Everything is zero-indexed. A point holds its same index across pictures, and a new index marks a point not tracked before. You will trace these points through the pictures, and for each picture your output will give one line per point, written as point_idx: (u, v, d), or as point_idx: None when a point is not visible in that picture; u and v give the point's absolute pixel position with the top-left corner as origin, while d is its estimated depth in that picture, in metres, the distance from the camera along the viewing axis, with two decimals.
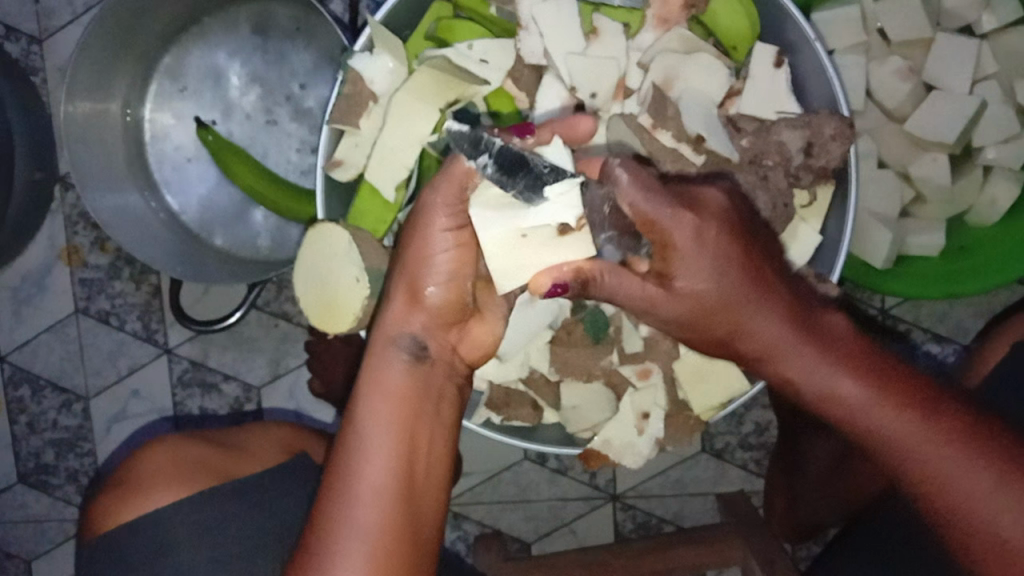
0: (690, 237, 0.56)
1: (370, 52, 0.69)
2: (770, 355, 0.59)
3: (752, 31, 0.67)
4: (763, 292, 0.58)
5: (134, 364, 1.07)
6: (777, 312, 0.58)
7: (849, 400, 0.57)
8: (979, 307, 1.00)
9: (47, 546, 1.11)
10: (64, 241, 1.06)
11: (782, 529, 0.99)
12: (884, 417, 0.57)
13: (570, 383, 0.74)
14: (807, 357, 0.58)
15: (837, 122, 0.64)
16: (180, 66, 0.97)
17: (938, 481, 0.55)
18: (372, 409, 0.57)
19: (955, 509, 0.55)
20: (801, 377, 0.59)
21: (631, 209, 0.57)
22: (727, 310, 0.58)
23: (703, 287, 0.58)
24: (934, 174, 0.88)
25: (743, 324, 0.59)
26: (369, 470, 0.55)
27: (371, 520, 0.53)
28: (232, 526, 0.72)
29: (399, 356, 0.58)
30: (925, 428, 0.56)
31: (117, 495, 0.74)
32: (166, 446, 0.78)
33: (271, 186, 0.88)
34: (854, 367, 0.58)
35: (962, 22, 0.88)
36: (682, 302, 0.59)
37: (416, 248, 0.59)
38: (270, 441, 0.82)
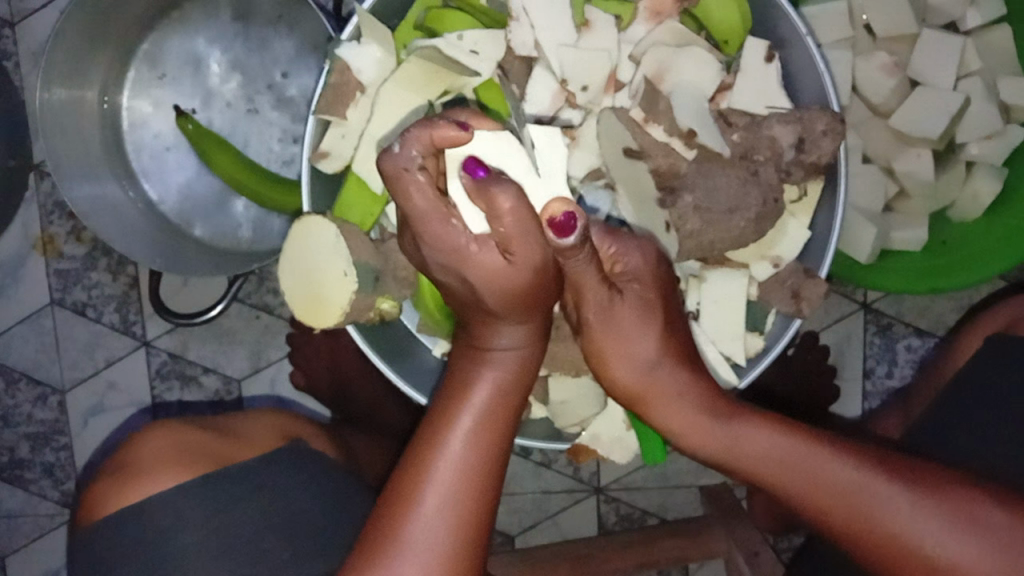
0: (637, 265, 0.62)
1: (357, 41, 0.67)
2: (668, 405, 0.61)
3: (742, 28, 0.67)
4: (676, 343, 0.62)
5: (111, 356, 1.05)
6: (685, 368, 0.61)
7: (750, 444, 0.58)
8: (960, 302, 1.00)
9: (22, 541, 1.09)
10: (39, 230, 1.03)
11: (763, 518, 1.00)
12: (784, 449, 0.57)
13: (557, 377, 0.73)
14: (722, 421, 0.59)
15: (828, 117, 0.64)
16: (159, 52, 0.95)
17: (852, 508, 0.55)
18: (482, 386, 0.56)
19: (874, 535, 0.54)
20: (722, 442, 0.59)
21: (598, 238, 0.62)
22: (633, 340, 0.60)
23: (623, 313, 0.60)
24: (918, 170, 0.88)
25: (661, 374, 0.61)
26: (451, 444, 0.54)
27: (459, 495, 0.53)
28: (234, 508, 0.70)
29: (507, 336, 0.56)
30: (823, 456, 0.56)
31: (115, 488, 0.71)
32: (164, 431, 0.77)
33: (253, 176, 0.87)
34: (758, 420, 0.60)
35: (947, 18, 0.88)
36: (614, 321, 0.60)
37: (495, 284, 0.53)
38: (264, 427, 0.83)
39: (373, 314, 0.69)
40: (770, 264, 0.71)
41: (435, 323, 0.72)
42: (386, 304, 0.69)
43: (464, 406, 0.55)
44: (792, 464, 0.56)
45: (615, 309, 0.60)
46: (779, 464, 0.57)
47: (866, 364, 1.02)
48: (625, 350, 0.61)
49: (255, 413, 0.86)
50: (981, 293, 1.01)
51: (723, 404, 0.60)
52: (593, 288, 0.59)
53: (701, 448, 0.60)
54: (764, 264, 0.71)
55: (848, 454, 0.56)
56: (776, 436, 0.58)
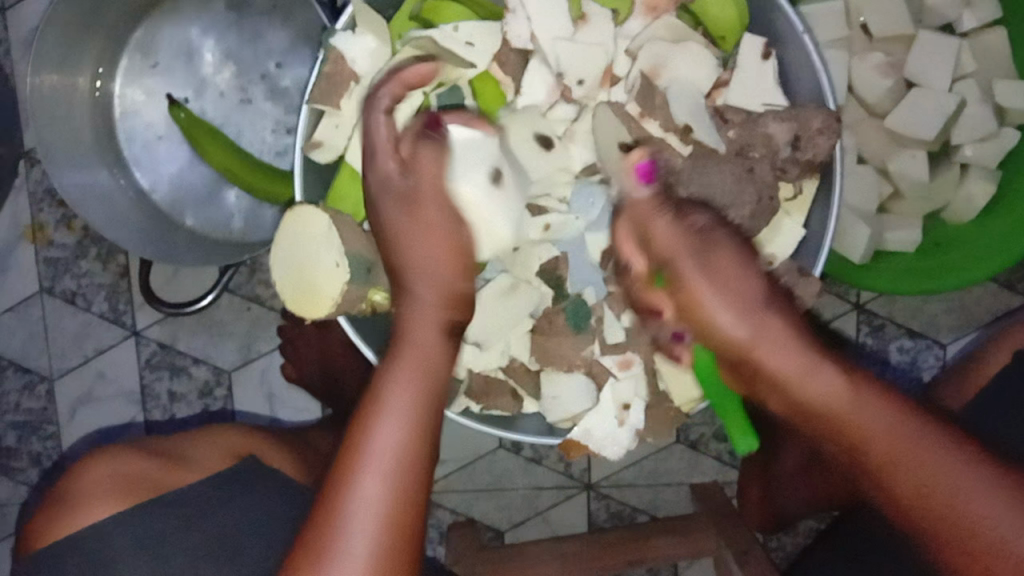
0: (706, 220, 0.60)
1: (353, 31, 0.67)
2: (767, 354, 0.56)
3: (740, 22, 0.67)
4: (766, 288, 0.58)
5: (100, 345, 1.05)
6: (793, 319, 0.57)
7: (860, 408, 0.56)
8: (952, 304, 1.01)
9: (7, 530, 1.08)
10: (28, 219, 1.02)
11: (756, 517, 0.99)
12: (881, 419, 0.56)
13: (550, 373, 0.74)
14: (812, 365, 0.56)
15: (824, 115, 0.64)
16: (152, 41, 0.94)
17: (940, 487, 0.55)
18: (407, 379, 0.56)
19: (950, 513, 0.55)
20: (802, 385, 0.56)
21: (654, 201, 0.61)
22: (741, 288, 0.56)
23: (721, 266, 0.57)
24: (912, 171, 0.88)
25: (757, 322, 0.56)
26: (382, 436, 0.54)
27: (389, 481, 0.53)
28: (175, 537, 0.69)
29: (432, 326, 0.57)
30: (913, 433, 0.56)
31: (47, 517, 0.70)
32: (104, 455, 0.75)
33: (248, 169, 0.86)
34: (860, 381, 0.57)
35: (943, 20, 0.88)
36: (719, 266, 0.57)
37: (411, 250, 0.57)
38: (213, 445, 0.80)
39: (364, 305, 0.67)
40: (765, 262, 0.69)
41: None
42: (378, 297, 0.68)
43: (394, 398, 0.55)
44: (895, 438, 0.55)
45: (710, 260, 0.57)
46: (882, 433, 0.55)
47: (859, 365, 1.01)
48: (721, 297, 0.56)
49: (211, 430, 0.83)
50: (973, 295, 1.01)
51: (811, 350, 0.57)
52: (680, 243, 0.58)
53: (796, 401, 0.57)
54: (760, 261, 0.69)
55: (908, 412, 0.56)
56: (849, 385, 0.56)
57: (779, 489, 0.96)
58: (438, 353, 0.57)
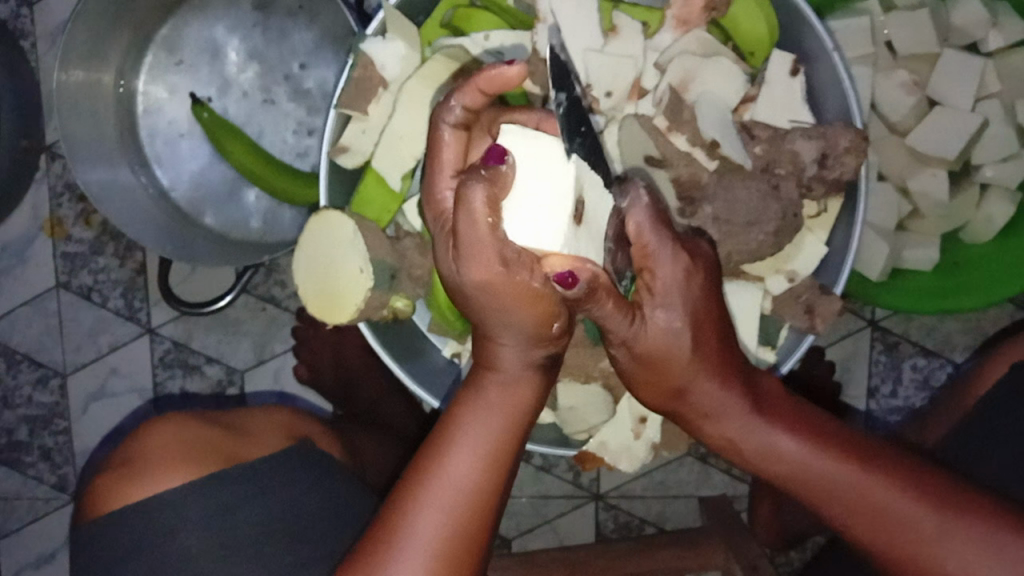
0: (672, 284, 0.56)
1: (382, 36, 0.67)
2: (708, 411, 0.59)
3: (770, 38, 0.67)
4: (720, 357, 0.58)
5: (115, 342, 1.05)
6: (722, 373, 0.58)
7: (792, 455, 0.57)
8: (968, 324, 1.00)
9: (16, 524, 1.08)
10: (47, 213, 1.03)
11: (767, 535, 0.99)
12: (818, 467, 0.57)
13: (566, 383, 0.73)
14: (747, 416, 0.58)
15: (853, 135, 0.64)
16: (178, 39, 0.94)
17: (887, 529, 0.55)
18: (494, 407, 0.54)
19: (902, 552, 0.55)
20: (745, 438, 0.59)
21: (636, 231, 0.56)
22: (680, 361, 0.57)
23: (679, 348, 0.56)
24: (932, 189, 0.88)
25: (703, 394, 0.58)
26: (456, 473, 0.53)
27: (454, 517, 0.52)
28: (245, 508, 0.70)
29: (530, 366, 0.55)
30: (859, 477, 0.56)
31: (115, 482, 0.71)
32: (171, 428, 0.76)
33: (272, 170, 0.86)
34: (798, 433, 0.58)
35: (968, 40, 0.88)
36: (650, 336, 0.56)
37: (504, 300, 0.50)
38: (273, 425, 0.82)
39: (387, 312, 0.69)
40: (784, 279, 0.71)
41: (447, 325, 0.71)
42: (400, 302, 0.69)
43: (462, 431, 0.54)
44: (835, 483, 0.56)
45: (645, 337, 0.56)
46: (816, 482, 0.57)
47: (870, 382, 1.01)
48: (669, 378, 0.58)
49: (260, 411, 0.84)
50: (989, 316, 1.00)
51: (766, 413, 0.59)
52: (622, 328, 0.55)
53: (736, 454, 0.60)
54: (779, 278, 0.71)
55: (848, 459, 0.57)
56: (810, 445, 0.57)
57: (788, 506, 0.96)
58: (530, 388, 0.55)
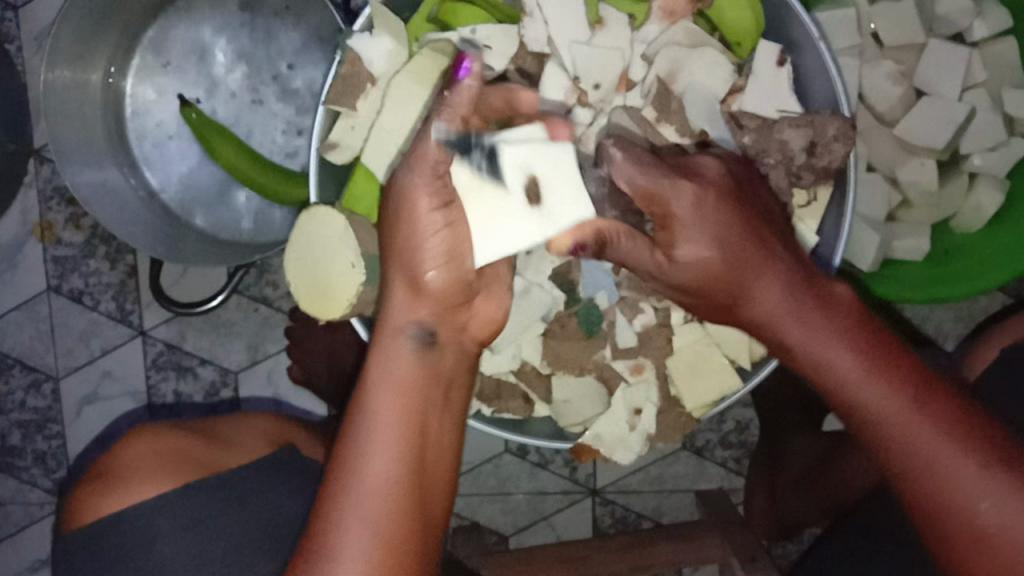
0: (693, 209, 0.58)
1: (369, 32, 0.67)
2: (765, 316, 0.59)
3: (756, 31, 0.67)
4: (770, 258, 0.59)
5: (107, 345, 1.04)
6: (780, 280, 0.59)
7: (845, 369, 0.57)
8: (959, 313, 1.01)
9: (10, 529, 1.08)
10: (37, 217, 1.02)
11: (762, 528, 0.99)
12: (864, 389, 0.56)
13: (561, 377, 0.75)
14: (808, 325, 0.58)
15: (840, 122, 0.64)
16: (165, 40, 0.94)
17: (920, 463, 0.55)
18: (386, 391, 0.57)
19: (929, 488, 0.55)
20: (800, 342, 0.58)
21: (629, 186, 0.60)
22: (731, 270, 0.58)
23: (708, 254, 0.59)
24: (923, 179, 0.88)
25: (752, 294, 0.59)
26: (378, 466, 0.54)
27: (384, 511, 0.53)
28: (226, 515, 0.71)
29: (409, 345, 0.58)
30: (904, 405, 0.55)
31: (92, 494, 0.70)
32: (147, 436, 0.74)
33: (260, 169, 0.86)
34: (857, 348, 0.57)
35: (954, 29, 0.88)
36: (688, 267, 0.60)
37: (416, 240, 0.59)
38: (256, 432, 0.81)
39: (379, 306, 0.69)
40: None
41: None
42: None
43: (372, 420, 0.56)
44: (878, 405, 0.56)
45: (680, 257, 0.59)
46: (864, 402, 0.56)
47: None
48: (716, 280, 0.59)
49: (250, 416, 0.84)
50: (980, 303, 1.01)
51: (806, 305, 0.58)
52: (632, 246, 0.62)
53: (790, 355, 0.60)
54: None
55: (899, 386, 0.56)
56: (865, 367, 0.56)
57: (784, 496, 0.96)
58: (411, 367, 0.58)
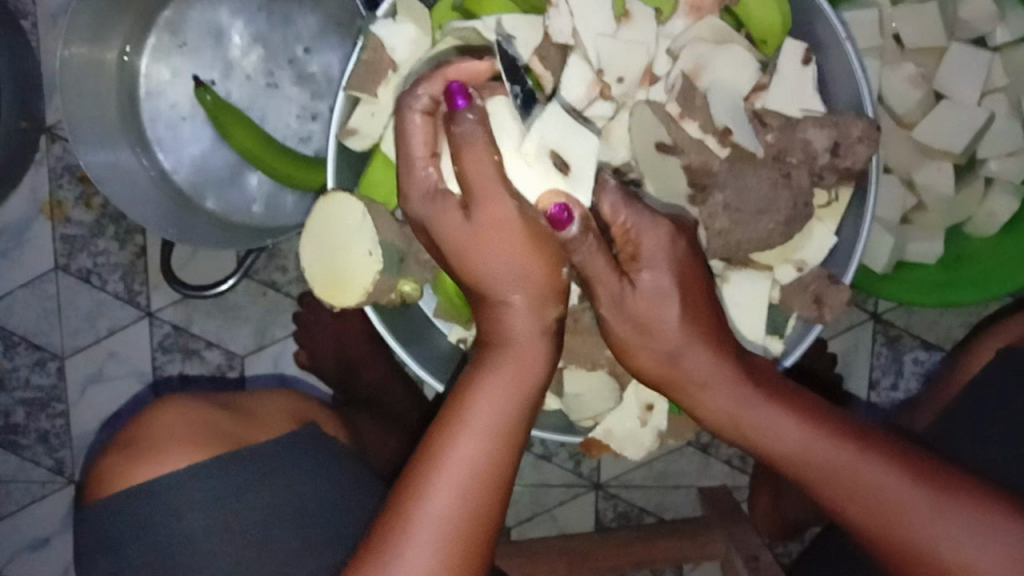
0: (658, 247, 0.58)
1: (393, 19, 0.67)
2: (702, 382, 0.58)
3: (783, 27, 0.66)
4: (707, 328, 0.58)
5: (114, 325, 1.04)
6: (715, 346, 0.58)
7: (789, 433, 0.57)
8: (969, 318, 1.01)
9: (12, 507, 1.08)
10: (47, 194, 1.02)
11: (765, 523, 0.99)
12: (814, 448, 0.56)
13: (573, 371, 0.74)
14: (746, 392, 0.58)
15: (864, 123, 0.64)
16: (180, 21, 0.94)
17: (878, 512, 0.55)
18: (505, 372, 0.57)
19: (895, 532, 0.55)
20: (743, 410, 0.58)
21: (611, 211, 0.60)
22: (677, 326, 0.57)
23: (648, 295, 0.57)
24: (938, 184, 0.88)
25: (690, 362, 0.58)
26: (480, 440, 0.55)
27: (479, 486, 0.55)
28: (256, 490, 0.70)
29: (535, 328, 0.58)
30: (854, 457, 0.56)
31: (119, 461, 0.70)
32: (175, 409, 0.75)
33: (273, 154, 0.85)
34: (794, 412, 0.58)
35: (976, 33, 0.87)
36: (639, 300, 0.57)
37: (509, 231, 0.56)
38: (274, 412, 0.80)
39: (395, 296, 0.68)
40: (794, 268, 0.70)
41: (454, 310, 0.72)
42: (408, 287, 0.68)
43: (485, 398, 0.56)
44: (830, 465, 0.56)
45: (631, 300, 0.58)
46: (815, 465, 0.56)
47: (872, 374, 1.02)
48: (656, 343, 0.58)
49: (263, 397, 0.84)
50: (990, 309, 1.01)
51: (742, 376, 0.58)
52: (602, 272, 0.58)
53: (730, 427, 0.59)
54: (789, 267, 0.71)
55: (845, 440, 0.56)
56: (809, 428, 0.57)
57: (786, 495, 0.95)
58: (534, 353, 0.58)
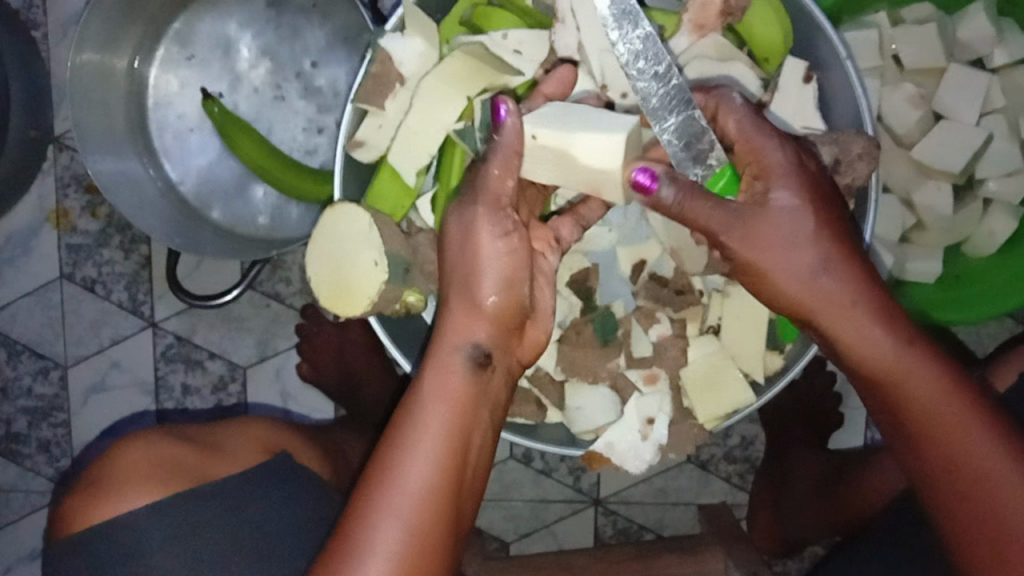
0: (783, 163, 0.60)
1: (401, 33, 0.67)
2: (832, 307, 0.60)
3: (783, 46, 0.68)
4: (846, 250, 0.60)
5: (118, 334, 1.04)
6: (853, 271, 0.60)
7: (917, 381, 0.58)
8: (968, 337, 1.01)
9: (10, 517, 1.08)
10: (53, 204, 1.03)
11: (765, 542, 0.99)
12: (934, 397, 0.58)
13: (575, 384, 0.75)
14: (880, 326, 0.59)
15: (865, 140, 0.65)
16: (190, 33, 0.95)
17: (979, 483, 0.56)
18: (434, 404, 0.58)
19: (988, 510, 0.56)
20: (872, 351, 0.59)
21: (737, 129, 0.62)
22: (791, 241, 0.60)
23: (804, 231, 0.59)
24: (936, 203, 0.88)
25: (830, 284, 0.59)
26: (412, 473, 0.55)
27: (416, 519, 0.55)
28: (212, 527, 0.71)
29: (464, 363, 0.59)
30: (970, 421, 0.57)
31: (81, 499, 0.71)
32: (142, 443, 0.75)
33: (281, 166, 0.86)
34: (933, 362, 0.59)
35: (974, 55, 0.88)
36: (767, 220, 0.60)
37: (488, 263, 0.60)
38: (249, 438, 0.81)
39: (398, 305, 0.69)
40: None
41: None
42: (412, 298, 0.69)
43: (416, 437, 0.57)
44: (950, 420, 0.57)
45: (754, 225, 0.60)
46: (937, 419, 0.58)
47: None
48: (781, 269, 0.60)
49: (243, 422, 0.84)
50: (990, 329, 1.01)
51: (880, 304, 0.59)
52: (718, 216, 0.60)
53: (859, 361, 0.60)
54: None
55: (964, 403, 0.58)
56: (937, 379, 0.58)
57: (789, 511, 0.96)
58: (464, 384, 0.59)
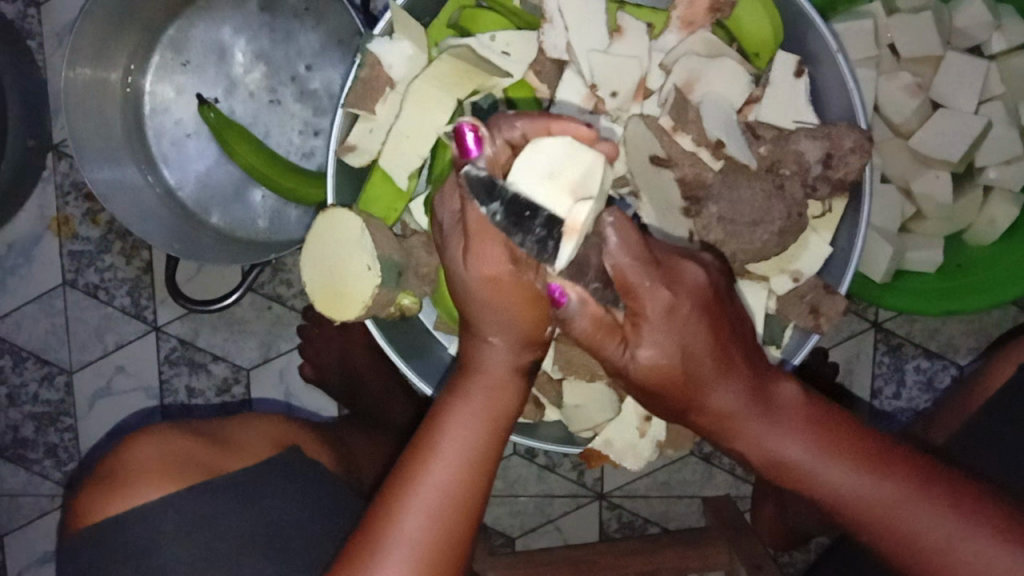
0: (653, 307, 0.51)
1: (389, 37, 0.68)
2: (727, 424, 0.54)
3: (774, 39, 0.68)
4: (730, 360, 0.53)
5: (122, 340, 1.05)
6: (737, 382, 0.53)
7: (825, 474, 0.54)
8: (971, 326, 1.01)
9: (21, 521, 1.09)
10: (54, 211, 1.03)
11: (768, 532, 0.99)
12: (845, 485, 0.54)
13: (572, 382, 0.74)
14: (775, 427, 0.54)
15: (857, 135, 0.65)
16: (184, 39, 0.95)
17: (916, 548, 0.53)
18: (466, 411, 0.56)
19: (936, 566, 0.53)
20: (771, 455, 0.54)
21: (610, 255, 0.51)
22: (680, 378, 0.53)
23: (682, 380, 0.53)
24: (936, 192, 0.88)
25: (716, 408, 0.54)
26: (435, 475, 0.54)
27: (440, 517, 0.53)
28: (223, 519, 0.71)
29: (502, 370, 0.57)
30: (897, 496, 0.53)
31: (94, 494, 0.71)
32: (154, 438, 0.75)
33: (283, 174, 0.86)
34: (834, 453, 0.54)
35: (972, 42, 0.88)
36: (644, 364, 0.53)
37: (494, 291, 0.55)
38: (261, 433, 0.82)
39: (394, 309, 0.70)
40: (790, 279, 0.71)
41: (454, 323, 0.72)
42: (406, 300, 0.70)
43: (447, 435, 0.55)
44: (871, 499, 0.53)
45: (630, 360, 0.53)
46: (862, 503, 0.54)
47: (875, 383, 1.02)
48: (675, 398, 0.54)
49: (252, 420, 0.85)
50: (992, 318, 1.01)
51: (769, 413, 0.54)
52: (604, 350, 0.53)
53: (763, 466, 0.55)
54: (785, 279, 0.71)
55: (887, 475, 0.53)
56: (846, 467, 0.54)
57: (793, 505, 0.94)
58: (504, 391, 0.57)
